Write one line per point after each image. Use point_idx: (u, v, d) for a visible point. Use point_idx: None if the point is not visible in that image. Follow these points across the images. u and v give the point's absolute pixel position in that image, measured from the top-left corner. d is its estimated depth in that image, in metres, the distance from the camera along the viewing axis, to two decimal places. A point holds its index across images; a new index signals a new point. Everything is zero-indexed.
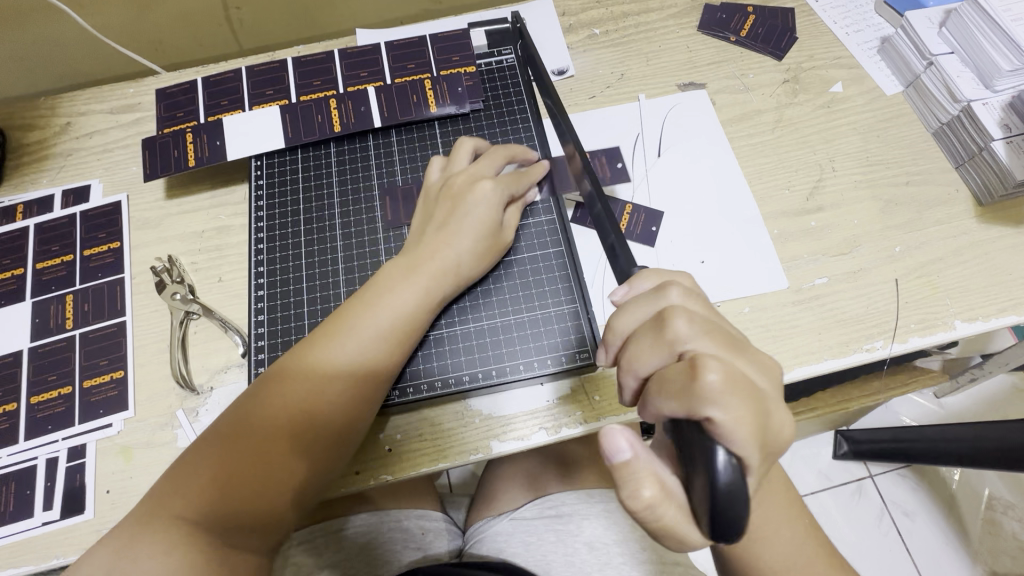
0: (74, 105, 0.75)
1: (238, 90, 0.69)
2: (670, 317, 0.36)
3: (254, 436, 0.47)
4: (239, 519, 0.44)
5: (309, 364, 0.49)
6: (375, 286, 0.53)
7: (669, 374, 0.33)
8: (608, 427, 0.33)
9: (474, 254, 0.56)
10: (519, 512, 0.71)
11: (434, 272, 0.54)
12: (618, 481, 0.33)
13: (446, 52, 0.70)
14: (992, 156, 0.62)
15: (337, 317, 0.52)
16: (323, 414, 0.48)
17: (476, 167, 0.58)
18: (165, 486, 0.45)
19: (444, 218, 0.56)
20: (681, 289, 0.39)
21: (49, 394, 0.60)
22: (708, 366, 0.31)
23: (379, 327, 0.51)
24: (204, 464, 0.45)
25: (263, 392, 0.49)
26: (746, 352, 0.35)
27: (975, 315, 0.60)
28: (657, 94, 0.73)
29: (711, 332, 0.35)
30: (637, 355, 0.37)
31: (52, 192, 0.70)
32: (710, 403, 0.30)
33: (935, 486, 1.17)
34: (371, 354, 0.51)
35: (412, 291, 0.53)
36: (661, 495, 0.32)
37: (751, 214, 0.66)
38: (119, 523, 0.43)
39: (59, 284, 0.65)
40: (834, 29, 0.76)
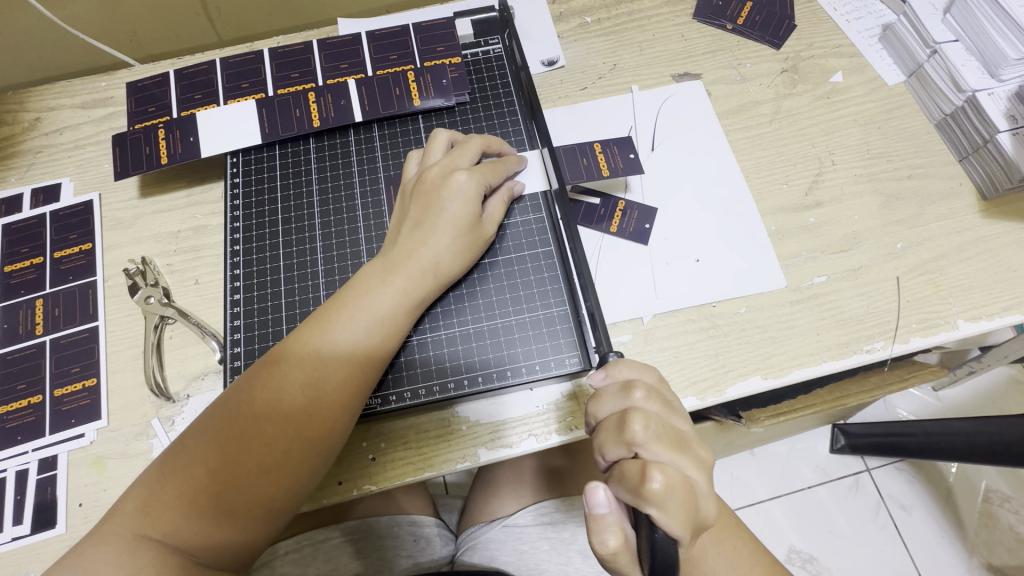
0: (44, 99, 0.72)
1: (212, 83, 0.66)
2: (630, 421, 0.38)
3: (224, 449, 0.45)
4: (209, 533, 0.44)
5: (282, 371, 0.47)
6: (352, 289, 0.51)
7: (623, 470, 0.38)
8: (591, 481, 0.38)
9: (452, 252, 0.53)
10: (513, 518, 0.69)
11: (411, 272, 0.51)
12: (590, 528, 0.38)
13: (430, 42, 0.67)
14: (997, 149, 0.60)
15: (313, 320, 0.50)
16: (294, 424, 0.46)
17: (452, 161, 0.55)
18: (135, 497, 0.44)
19: (419, 216, 0.53)
20: (644, 387, 0.40)
21: (19, 404, 0.58)
22: (654, 474, 0.36)
23: (351, 332, 0.49)
24: (174, 477, 0.44)
25: (234, 402, 0.47)
26: (693, 451, 0.39)
27: (978, 314, 0.58)
28: (650, 85, 0.71)
29: (664, 437, 0.38)
30: (600, 445, 0.40)
31: (21, 191, 0.67)
32: (650, 507, 0.35)
33: (933, 480, 1.16)
34: (344, 358, 0.48)
35: (390, 294, 0.50)
36: (624, 547, 0.37)
37: (748, 211, 0.64)
38: (90, 533, 0.43)
39: (28, 288, 0.62)
40: (834, 16, 0.74)
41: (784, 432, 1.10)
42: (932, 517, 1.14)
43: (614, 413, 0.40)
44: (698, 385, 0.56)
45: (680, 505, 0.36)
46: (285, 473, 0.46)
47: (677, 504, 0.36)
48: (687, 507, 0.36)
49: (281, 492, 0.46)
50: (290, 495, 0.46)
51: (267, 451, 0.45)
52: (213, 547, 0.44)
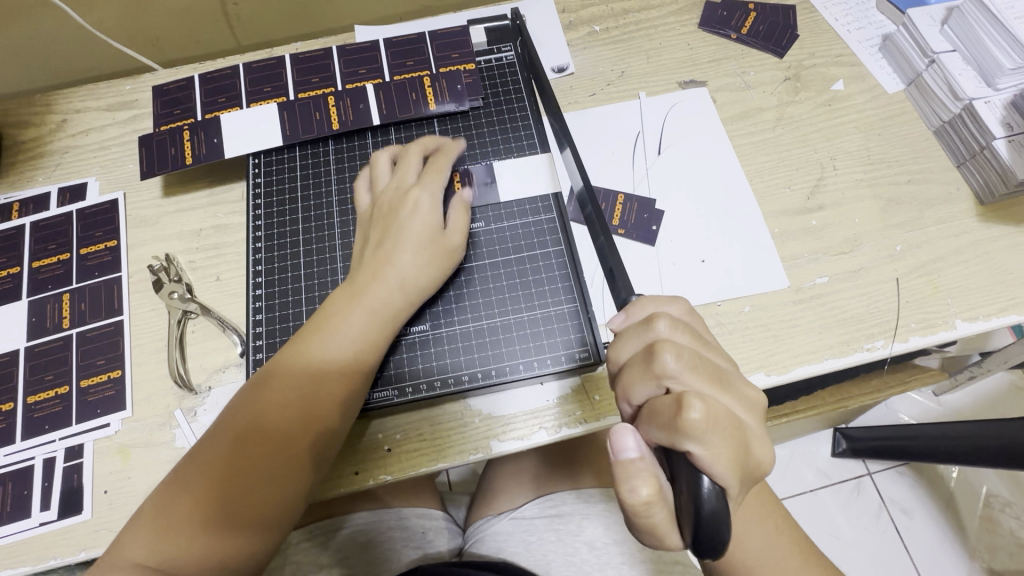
0: (70, 102, 0.74)
1: (235, 87, 0.68)
2: (660, 352, 0.39)
3: (217, 471, 0.46)
4: (217, 552, 0.45)
5: (260, 395, 0.49)
6: (324, 313, 0.53)
7: (659, 405, 0.37)
8: (619, 425, 0.37)
9: (417, 266, 0.55)
10: (519, 510, 0.71)
11: (379, 289, 0.53)
12: (618, 477, 0.36)
13: (445, 49, 0.70)
14: (994, 155, 0.62)
15: (292, 345, 0.52)
16: (283, 440, 0.47)
17: (399, 181, 0.58)
18: (132, 532, 0.45)
19: (380, 238, 0.55)
20: (669, 320, 0.41)
21: (46, 394, 0.60)
22: (692, 404, 0.35)
23: (327, 350, 0.50)
24: (170, 502, 0.45)
25: (222, 428, 0.48)
26: (728, 385, 0.39)
27: (976, 315, 0.60)
28: (658, 92, 0.73)
29: (696, 368, 0.38)
30: (629, 384, 0.40)
31: (48, 190, 0.69)
32: (689, 438, 0.34)
33: (934, 484, 1.18)
34: (320, 373, 0.50)
35: (363, 311, 0.52)
36: (658, 497, 0.35)
37: (751, 213, 0.66)
38: (97, 568, 0.44)
39: (55, 283, 0.64)
40: (836, 27, 0.76)
41: (786, 434, 1.11)
42: (932, 520, 1.15)
43: (642, 350, 0.41)
44: None
45: (723, 438, 0.35)
46: (282, 486, 0.47)
47: (717, 438, 0.35)
48: (728, 438, 0.35)
49: (280, 505, 0.47)
50: (287, 508, 0.47)
51: (260, 468, 0.46)
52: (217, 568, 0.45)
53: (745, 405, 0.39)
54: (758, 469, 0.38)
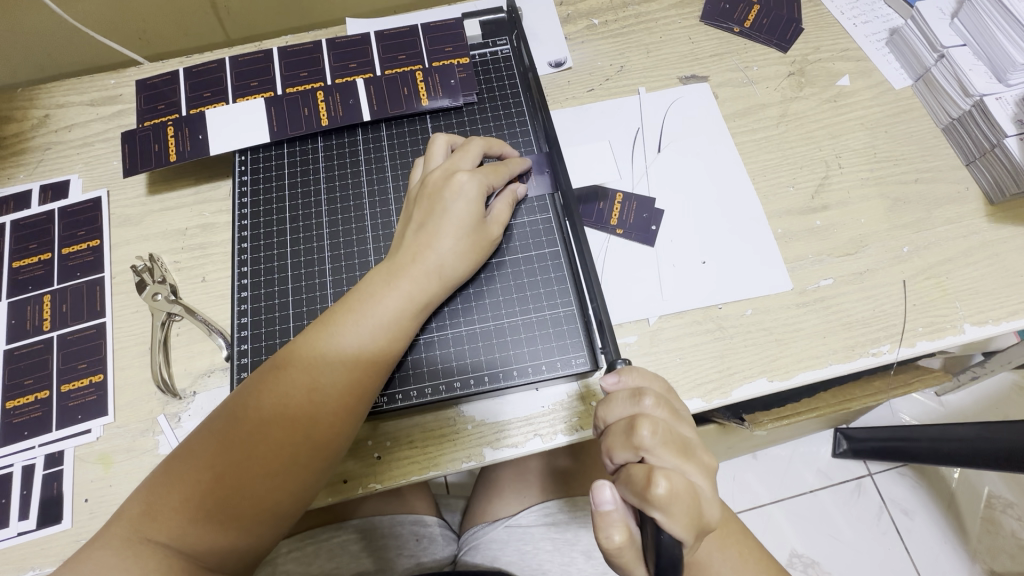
0: (53, 97, 0.72)
1: (221, 82, 0.66)
2: (638, 425, 0.39)
3: (231, 452, 0.45)
4: (217, 534, 0.44)
5: (287, 377, 0.47)
6: (358, 293, 0.51)
7: (633, 472, 0.39)
8: (598, 480, 0.40)
9: (457, 254, 0.53)
10: (516, 518, 0.69)
11: (416, 276, 0.51)
12: (596, 523, 0.40)
13: (438, 42, 0.68)
14: (1005, 154, 0.59)
15: (316, 327, 0.50)
16: (299, 431, 0.46)
17: (453, 163, 0.55)
18: (141, 501, 0.44)
19: (423, 218, 0.53)
20: (653, 395, 0.41)
21: (26, 399, 0.58)
22: (659, 478, 0.36)
23: (359, 336, 0.49)
24: (182, 481, 0.44)
25: (240, 407, 0.47)
26: (697, 456, 0.40)
27: (985, 318, 0.58)
28: (657, 87, 0.71)
29: (670, 443, 0.39)
30: (609, 447, 0.41)
31: (29, 187, 0.67)
32: (655, 508, 0.36)
33: (935, 485, 1.16)
34: (348, 365, 0.48)
35: (397, 296, 0.50)
36: (629, 542, 0.39)
37: (754, 212, 0.64)
38: (100, 532, 0.44)
39: (36, 284, 0.62)
40: (842, 20, 0.74)
41: (786, 437, 1.10)
42: (934, 523, 1.14)
43: (624, 419, 0.41)
44: (703, 387, 0.56)
45: (685, 509, 0.36)
46: (292, 476, 0.46)
47: (682, 511, 0.36)
48: (691, 511, 0.37)
49: (288, 495, 0.46)
50: (295, 500, 0.47)
51: (273, 455, 0.45)
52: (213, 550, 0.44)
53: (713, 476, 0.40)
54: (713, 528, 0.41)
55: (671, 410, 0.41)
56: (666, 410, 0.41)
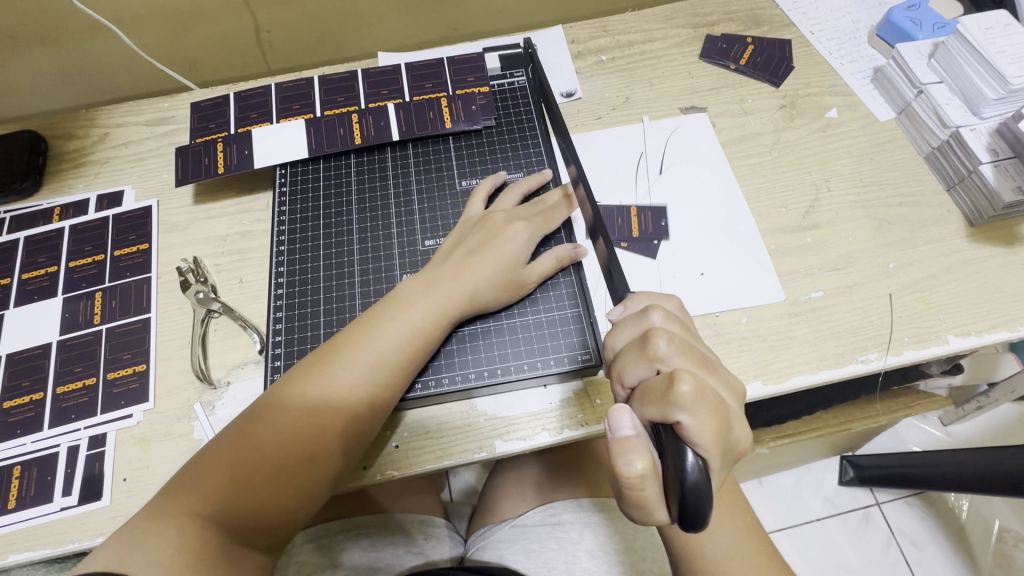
0: (112, 117, 0.81)
1: (266, 105, 0.74)
2: (653, 337, 0.40)
3: (270, 437, 0.49)
4: (258, 511, 0.47)
5: (331, 375, 0.52)
6: (396, 300, 0.56)
7: (650, 383, 0.37)
8: (614, 404, 0.36)
9: (492, 287, 0.59)
10: (521, 519, 0.73)
11: (451, 293, 0.57)
12: (613, 453, 0.35)
13: (462, 73, 0.75)
14: (981, 179, 0.65)
15: (357, 328, 0.55)
16: (335, 423, 0.51)
17: (511, 209, 0.64)
18: (191, 474, 0.47)
19: (474, 247, 0.60)
20: (661, 311, 0.43)
21: (75, 385, 0.63)
22: (682, 377, 0.35)
23: (393, 342, 0.54)
24: (230, 458, 0.48)
25: (287, 398, 0.51)
26: (715, 370, 0.40)
27: (968, 330, 0.62)
28: (660, 116, 0.77)
29: (685, 352, 0.40)
30: (623, 369, 0.41)
31: (87, 196, 0.74)
32: (680, 409, 0.34)
33: (943, 516, 1.17)
34: (381, 372, 0.53)
35: (429, 307, 0.56)
36: (651, 471, 0.34)
37: (749, 229, 0.69)
38: (149, 506, 0.46)
39: (89, 282, 0.69)
40: (830, 59, 0.81)
41: (788, 459, 1.12)
42: (944, 553, 1.13)
43: (636, 337, 0.42)
44: None
45: (711, 413, 0.35)
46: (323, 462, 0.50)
47: (707, 410, 0.34)
48: (715, 414, 0.35)
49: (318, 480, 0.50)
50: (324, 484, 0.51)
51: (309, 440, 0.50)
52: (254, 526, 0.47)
53: (734, 391, 0.40)
54: (737, 452, 0.39)
55: (682, 329, 0.43)
56: (678, 328, 0.42)
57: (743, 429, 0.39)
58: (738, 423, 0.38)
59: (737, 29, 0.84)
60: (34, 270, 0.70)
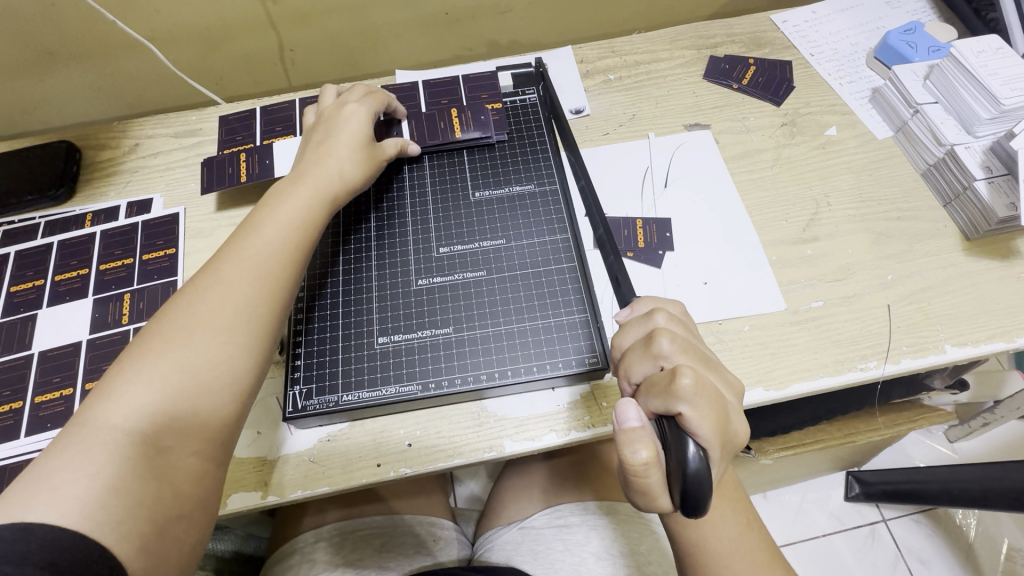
0: (144, 129, 0.85)
1: (291, 118, 0.78)
2: (657, 336, 0.43)
3: (170, 335, 0.49)
4: (180, 414, 0.46)
5: (216, 269, 0.53)
6: (269, 200, 0.60)
7: (654, 378, 0.40)
8: (620, 398, 0.38)
9: (352, 163, 0.64)
10: (529, 520, 0.74)
11: (320, 180, 0.62)
12: (619, 443, 0.37)
13: (476, 90, 0.79)
14: (976, 195, 0.67)
15: (241, 228, 0.57)
16: (232, 308, 0.51)
17: (344, 99, 0.70)
18: (98, 395, 0.45)
19: (321, 138, 0.66)
20: (666, 313, 0.45)
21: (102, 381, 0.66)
22: (683, 371, 0.37)
23: (280, 226, 0.57)
24: (131, 367, 0.47)
25: (177, 302, 0.51)
26: (716, 368, 0.42)
27: (965, 340, 0.63)
28: (665, 133, 0.81)
29: (688, 351, 0.42)
30: (629, 366, 0.44)
31: (118, 203, 0.78)
32: (682, 400, 0.36)
33: (951, 534, 1.16)
34: (267, 248, 0.55)
35: (304, 194, 0.60)
36: (657, 460, 0.36)
37: (751, 241, 0.71)
38: (60, 439, 0.44)
39: (118, 284, 0.72)
40: (829, 80, 0.84)
41: (793, 472, 1.12)
42: (952, 571, 1.12)
43: (642, 337, 0.45)
44: None
45: (711, 405, 0.37)
46: (231, 344, 0.50)
47: (707, 402, 0.37)
48: (715, 406, 0.37)
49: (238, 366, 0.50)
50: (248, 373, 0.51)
51: (208, 327, 0.49)
52: (182, 430, 0.46)
53: (733, 389, 0.43)
54: (736, 445, 0.41)
55: (684, 330, 0.45)
56: (680, 329, 0.45)
57: (741, 423, 0.41)
58: (737, 418, 0.40)
59: (740, 51, 0.88)
60: (67, 272, 0.73)
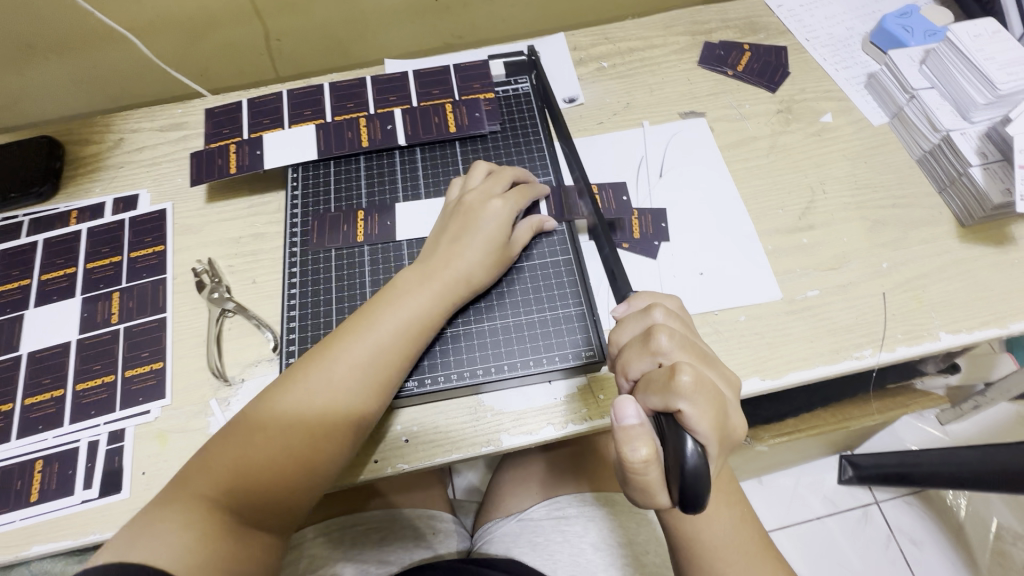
0: (127, 123, 0.83)
1: (278, 111, 0.76)
2: (656, 332, 0.42)
3: (274, 432, 0.51)
4: (265, 513, 0.49)
5: (333, 358, 0.54)
6: (394, 288, 0.59)
7: (652, 375, 0.39)
8: (620, 395, 0.38)
9: (481, 264, 0.61)
10: (527, 512, 0.75)
11: (446, 278, 0.59)
12: (618, 440, 0.37)
13: (468, 80, 0.78)
14: (971, 181, 0.67)
15: (359, 314, 0.57)
16: (340, 412, 0.53)
17: (486, 188, 0.64)
18: (200, 472, 0.49)
19: (458, 231, 0.61)
20: (664, 308, 0.45)
21: (93, 382, 0.65)
22: (683, 368, 0.37)
23: (400, 321, 0.56)
24: (240, 453, 0.50)
25: (287, 391, 0.53)
26: (715, 364, 0.42)
27: (959, 327, 0.64)
28: (660, 121, 0.80)
29: (686, 347, 0.42)
30: (627, 362, 0.43)
31: (104, 200, 0.77)
32: (681, 397, 0.36)
33: (942, 515, 1.18)
34: (379, 350, 0.55)
35: (427, 294, 0.58)
36: (656, 457, 0.35)
37: (747, 230, 0.71)
38: (154, 507, 0.47)
39: (107, 283, 0.71)
40: (825, 66, 0.83)
41: (789, 457, 1.13)
42: (943, 552, 1.15)
43: (640, 333, 0.44)
44: None
45: (711, 402, 0.36)
46: (326, 456, 0.52)
47: (707, 399, 0.36)
48: (714, 402, 0.37)
49: (325, 467, 0.52)
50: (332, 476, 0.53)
51: (304, 429, 0.51)
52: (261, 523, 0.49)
53: (731, 385, 0.43)
54: (735, 442, 0.40)
55: (682, 326, 0.45)
56: (678, 325, 0.44)
57: (739, 419, 0.41)
58: (735, 414, 0.40)
59: (735, 37, 0.86)
60: (54, 271, 0.72)
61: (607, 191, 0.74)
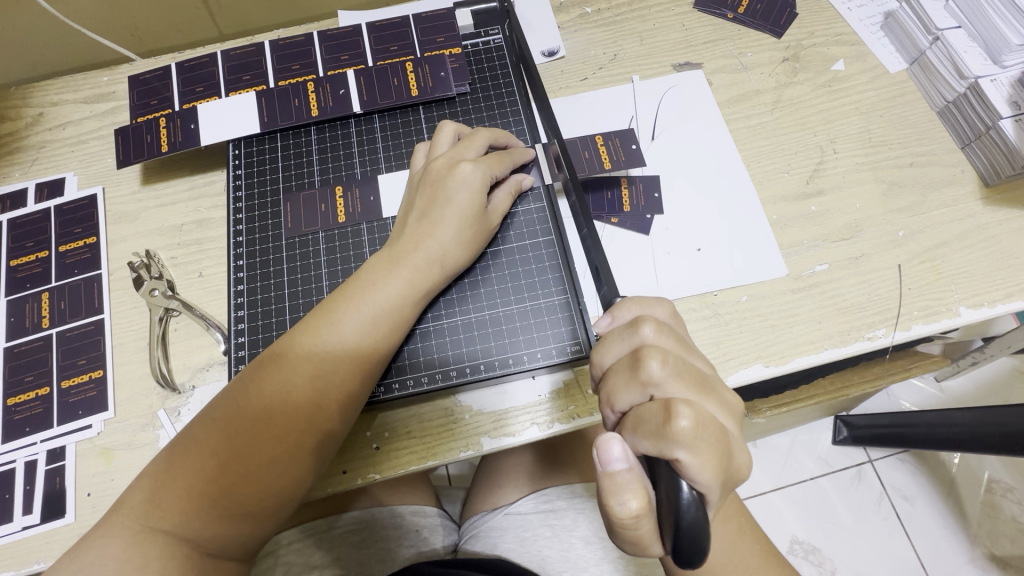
0: (46, 95, 0.72)
1: (214, 77, 0.66)
2: (646, 358, 0.36)
3: (226, 443, 0.45)
4: (217, 534, 0.44)
5: (289, 364, 0.48)
6: (359, 281, 0.51)
7: (643, 412, 0.34)
8: (604, 434, 0.33)
9: (458, 243, 0.53)
10: (514, 506, 0.70)
11: (417, 264, 0.52)
12: (605, 490, 0.32)
13: (430, 33, 0.68)
14: (1000, 135, 0.59)
15: (318, 313, 0.50)
16: (297, 421, 0.46)
17: (456, 150, 0.55)
18: (143, 489, 0.44)
19: (426, 207, 0.53)
20: (654, 325, 0.39)
21: (27, 395, 0.58)
22: (680, 411, 0.32)
23: (365, 316, 0.49)
24: (187, 465, 0.44)
25: (243, 396, 0.47)
26: (712, 392, 0.37)
27: (980, 301, 0.58)
28: (650, 75, 0.70)
29: (682, 375, 0.36)
30: (613, 391, 0.38)
31: (26, 186, 0.68)
32: (678, 444, 0.31)
33: (935, 471, 1.16)
34: (349, 351, 0.49)
35: (396, 283, 0.51)
36: (647, 510, 0.32)
37: (748, 199, 0.64)
38: (100, 523, 0.43)
39: (34, 282, 0.63)
40: (837, 5, 0.73)
41: (786, 424, 1.10)
42: (934, 508, 1.13)
43: (628, 356, 0.38)
44: None
45: (711, 447, 0.32)
46: (286, 469, 0.46)
47: (708, 447, 0.32)
48: (715, 446, 0.32)
49: (292, 482, 0.46)
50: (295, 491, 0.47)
51: (257, 440, 0.45)
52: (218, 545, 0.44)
53: (733, 413, 0.37)
54: (736, 478, 0.36)
55: (674, 347, 0.39)
56: (671, 346, 0.38)
57: (742, 453, 0.36)
58: (738, 450, 0.36)
59: None
60: None
61: (613, 141, 0.64)
